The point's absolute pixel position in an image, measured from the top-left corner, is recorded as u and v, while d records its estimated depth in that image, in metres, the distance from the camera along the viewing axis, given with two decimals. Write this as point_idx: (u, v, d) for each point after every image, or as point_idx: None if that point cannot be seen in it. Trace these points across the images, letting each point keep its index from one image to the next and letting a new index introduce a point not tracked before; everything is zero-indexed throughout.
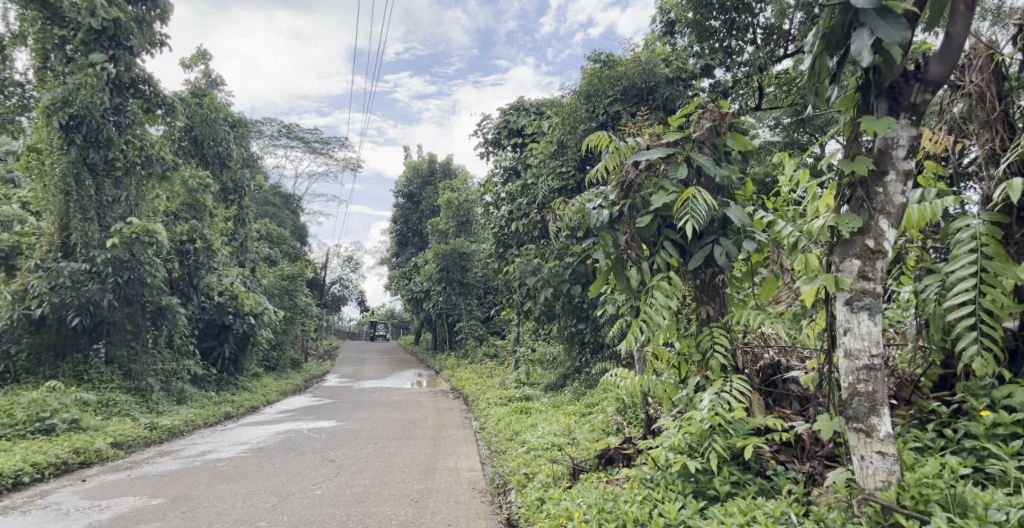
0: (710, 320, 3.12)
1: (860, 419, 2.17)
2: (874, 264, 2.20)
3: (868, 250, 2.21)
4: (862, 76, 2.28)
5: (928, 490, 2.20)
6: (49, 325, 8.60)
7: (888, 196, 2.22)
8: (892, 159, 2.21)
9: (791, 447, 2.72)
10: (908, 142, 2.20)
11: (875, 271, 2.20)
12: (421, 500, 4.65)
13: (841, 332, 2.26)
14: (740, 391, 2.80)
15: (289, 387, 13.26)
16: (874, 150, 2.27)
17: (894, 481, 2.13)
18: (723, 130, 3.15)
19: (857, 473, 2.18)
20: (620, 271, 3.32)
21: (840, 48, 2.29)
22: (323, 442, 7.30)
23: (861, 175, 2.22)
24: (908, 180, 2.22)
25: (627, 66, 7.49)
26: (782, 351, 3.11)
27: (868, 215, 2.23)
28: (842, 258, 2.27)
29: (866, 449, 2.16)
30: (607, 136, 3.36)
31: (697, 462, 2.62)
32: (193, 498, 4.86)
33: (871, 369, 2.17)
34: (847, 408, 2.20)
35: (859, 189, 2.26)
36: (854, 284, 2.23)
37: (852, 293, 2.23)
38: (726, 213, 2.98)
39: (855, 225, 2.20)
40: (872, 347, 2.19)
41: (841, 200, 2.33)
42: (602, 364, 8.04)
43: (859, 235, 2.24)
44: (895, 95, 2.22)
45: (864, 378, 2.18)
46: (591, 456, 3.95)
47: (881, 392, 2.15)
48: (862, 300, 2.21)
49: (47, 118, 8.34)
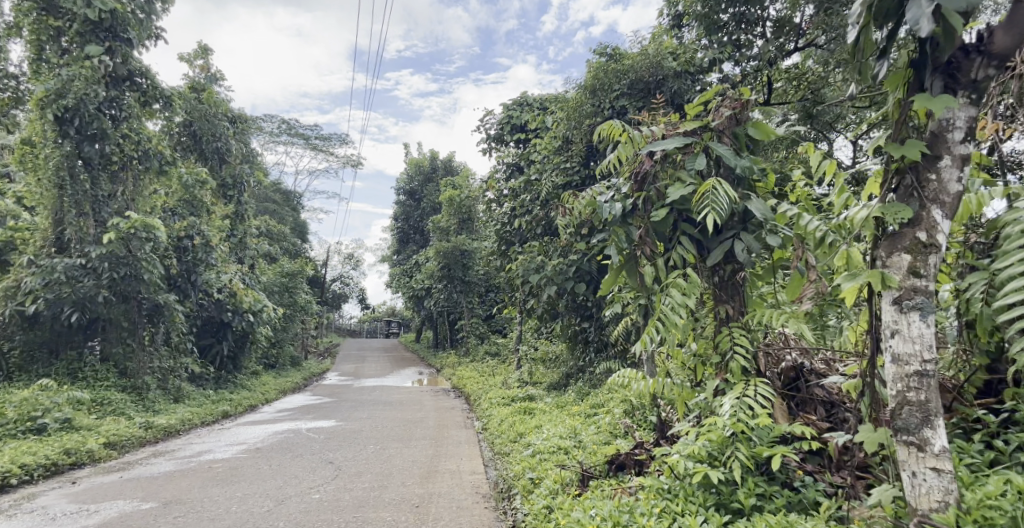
0: (730, 319, 2.95)
1: (912, 431, 2.02)
2: (926, 259, 2.05)
3: (920, 243, 2.06)
4: (915, 50, 2.10)
5: (992, 512, 2.03)
6: (43, 322, 8.45)
7: (942, 183, 2.06)
8: (947, 142, 2.05)
9: (818, 456, 2.56)
10: (966, 123, 2.04)
11: (927, 267, 2.05)
12: (422, 505, 4.48)
13: (887, 334, 2.10)
14: (765, 395, 2.63)
15: (289, 385, 13.11)
16: (926, 134, 2.11)
17: (951, 501, 1.97)
18: (745, 118, 2.96)
19: (908, 492, 2.02)
20: (633, 268, 3.14)
21: (891, 18, 2.12)
22: (321, 443, 7.13)
23: (913, 160, 2.05)
24: (965, 165, 2.06)
25: (634, 59, 7.32)
26: (803, 354, 2.95)
27: (919, 205, 2.07)
28: (889, 253, 2.12)
29: (920, 465, 2.00)
30: (621, 125, 3.19)
31: (719, 472, 2.44)
32: (186, 502, 4.69)
33: (923, 376, 2.01)
34: (896, 420, 2.04)
35: (910, 176, 2.10)
36: (904, 282, 2.06)
37: (901, 292, 2.07)
38: (747, 206, 2.81)
39: (904, 215, 2.04)
40: (924, 352, 2.02)
41: (887, 189, 2.16)
42: (608, 364, 7.85)
43: (910, 227, 2.08)
44: (952, 71, 2.05)
45: (915, 386, 2.02)
46: (601, 462, 3.78)
47: (935, 401, 2.00)
48: (913, 299, 2.05)
49: (42, 111, 8.16)
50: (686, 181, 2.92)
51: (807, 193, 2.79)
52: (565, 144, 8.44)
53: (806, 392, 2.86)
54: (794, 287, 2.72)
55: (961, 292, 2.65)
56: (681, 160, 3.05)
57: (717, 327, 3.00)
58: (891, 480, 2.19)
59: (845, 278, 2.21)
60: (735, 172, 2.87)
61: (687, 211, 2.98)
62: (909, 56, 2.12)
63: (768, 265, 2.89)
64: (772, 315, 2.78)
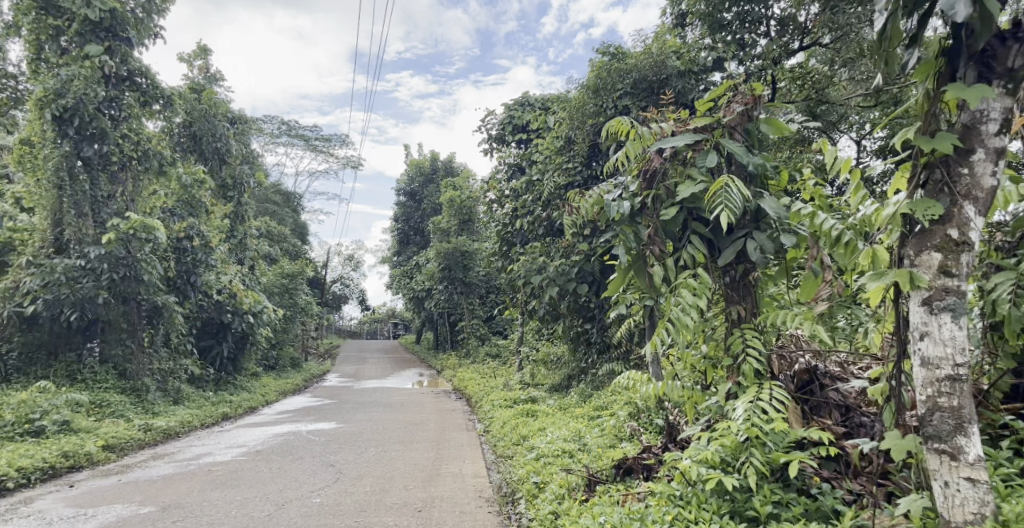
0: (741, 321, 2.87)
1: (944, 440, 1.96)
2: (957, 258, 1.98)
3: (951, 241, 1.99)
4: (948, 37, 2.03)
5: None
6: (42, 323, 8.37)
7: (975, 178, 1.99)
8: (980, 135, 1.98)
9: (834, 461, 2.49)
10: (1001, 115, 1.97)
11: (960, 265, 1.98)
12: (425, 509, 4.40)
13: (917, 336, 2.05)
14: (780, 398, 2.56)
15: (289, 387, 13.03)
16: (957, 125, 2.04)
17: (987, 513, 1.90)
18: (757, 114, 2.89)
19: (940, 502, 1.97)
20: (641, 268, 3.01)
21: (921, 4, 2.05)
22: (322, 445, 7.04)
23: (944, 154, 1.98)
24: (999, 159, 1.99)
25: (638, 58, 7.23)
26: (817, 355, 2.88)
27: (950, 200, 2.00)
28: (918, 252, 2.06)
29: (954, 474, 1.94)
30: (629, 122, 3.11)
31: (733, 479, 2.36)
32: (185, 507, 4.62)
33: (956, 381, 1.96)
34: (927, 426, 1.99)
35: (939, 171, 2.03)
36: (934, 281, 2.00)
37: (931, 292, 2.01)
38: (760, 205, 2.74)
39: (934, 211, 1.96)
40: (956, 356, 1.96)
41: (915, 184, 2.09)
42: (611, 366, 7.77)
43: (941, 224, 2.02)
44: (987, 60, 1.98)
45: (947, 391, 1.97)
46: (608, 466, 3.71)
47: (969, 407, 1.94)
48: (944, 300, 1.99)
49: (40, 111, 8.10)
50: (696, 178, 2.85)
51: (821, 191, 2.73)
52: (568, 144, 8.36)
53: (821, 395, 2.78)
54: (809, 287, 2.66)
55: (986, 293, 2.57)
56: (691, 158, 2.98)
57: (729, 329, 2.93)
58: (920, 489, 2.12)
59: (870, 278, 2.14)
60: (747, 169, 2.79)
61: (697, 209, 2.91)
62: (941, 45, 2.05)
63: (781, 265, 2.82)
64: (785, 316, 2.70)
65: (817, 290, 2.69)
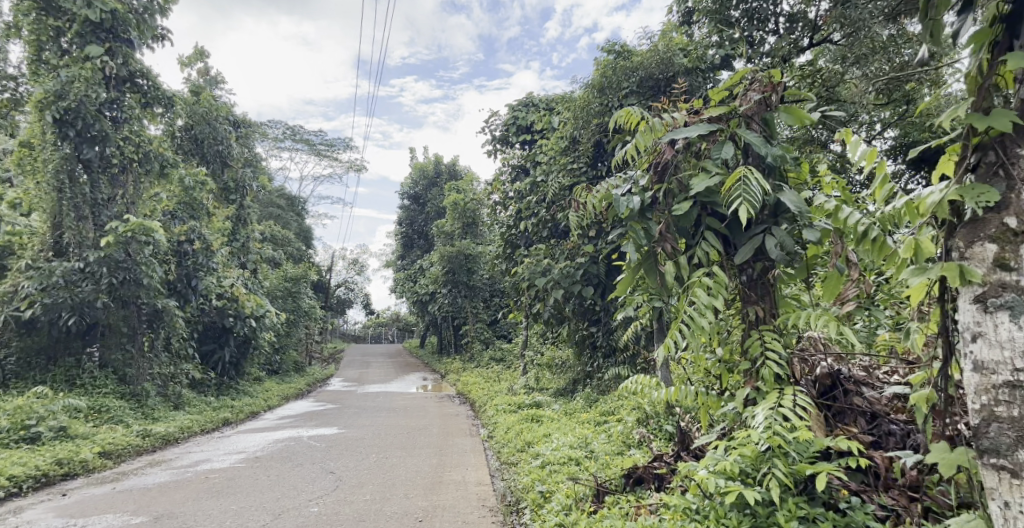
0: (760, 321, 2.70)
1: (1003, 455, 1.79)
2: (1015, 249, 1.81)
3: (1008, 231, 1.82)
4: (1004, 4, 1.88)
5: None
6: (40, 327, 8.26)
7: None
8: None
9: (862, 473, 2.33)
10: None
11: (1019, 258, 1.81)
12: (425, 519, 4.23)
13: (967, 338, 1.88)
14: (803, 405, 2.40)
15: (291, 392, 12.88)
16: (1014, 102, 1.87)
17: None
18: (777, 103, 2.71)
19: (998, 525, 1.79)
20: (652, 266, 2.89)
21: None
22: (322, 452, 6.88)
23: (998, 133, 1.82)
24: None
25: (644, 55, 6.98)
26: (840, 359, 2.71)
27: (1006, 186, 1.83)
28: (969, 244, 1.90)
29: (1014, 494, 1.75)
30: (638, 111, 2.94)
31: (755, 491, 2.19)
32: (178, 517, 4.47)
33: (1016, 388, 1.77)
34: (983, 439, 1.82)
35: (993, 153, 1.86)
36: (988, 276, 1.83)
37: (985, 288, 1.84)
38: (779, 199, 2.58)
39: (989, 198, 1.81)
40: (1016, 359, 1.78)
41: (965, 168, 1.92)
42: (618, 370, 7.59)
43: (996, 212, 1.85)
44: None
45: (1006, 400, 1.78)
46: (618, 475, 3.54)
47: None
48: (1001, 297, 1.82)
49: (40, 113, 7.98)
50: (711, 171, 2.69)
51: (844, 183, 2.57)
52: (573, 144, 8.21)
53: (845, 401, 2.60)
54: (831, 287, 2.52)
55: None
56: (706, 150, 2.82)
57: (745, 330, 2.76)
58: (972, 509, 1.95)
59: (913, 274, 1.98)
60: (765, 161, 2.63)
61: (712, 204, 2.75)
62: (994, 12, 1.90)
63: (802, 263, 2.64)
64: (808, 317, 2.54)
65: (843, 289, 2.52)
